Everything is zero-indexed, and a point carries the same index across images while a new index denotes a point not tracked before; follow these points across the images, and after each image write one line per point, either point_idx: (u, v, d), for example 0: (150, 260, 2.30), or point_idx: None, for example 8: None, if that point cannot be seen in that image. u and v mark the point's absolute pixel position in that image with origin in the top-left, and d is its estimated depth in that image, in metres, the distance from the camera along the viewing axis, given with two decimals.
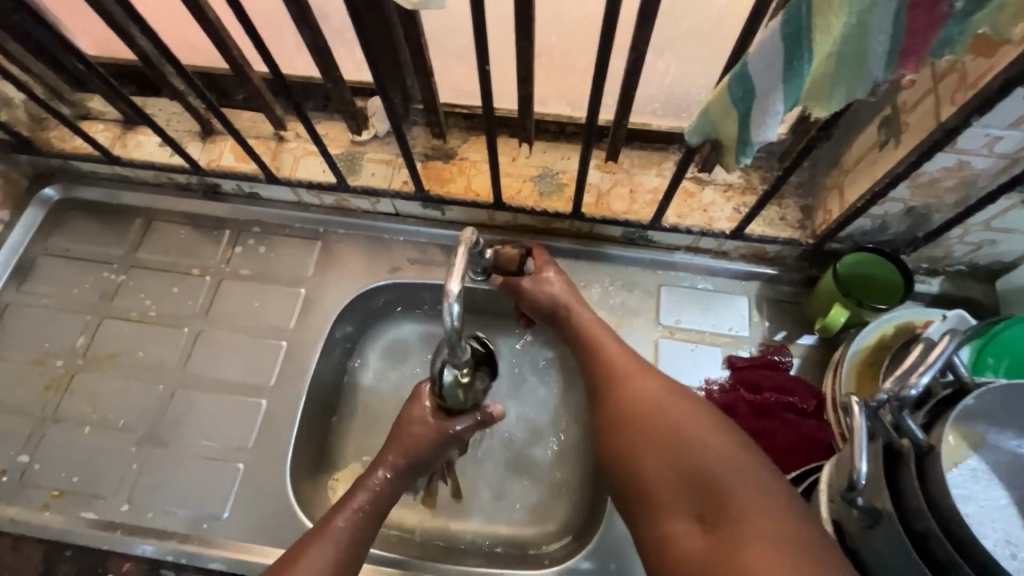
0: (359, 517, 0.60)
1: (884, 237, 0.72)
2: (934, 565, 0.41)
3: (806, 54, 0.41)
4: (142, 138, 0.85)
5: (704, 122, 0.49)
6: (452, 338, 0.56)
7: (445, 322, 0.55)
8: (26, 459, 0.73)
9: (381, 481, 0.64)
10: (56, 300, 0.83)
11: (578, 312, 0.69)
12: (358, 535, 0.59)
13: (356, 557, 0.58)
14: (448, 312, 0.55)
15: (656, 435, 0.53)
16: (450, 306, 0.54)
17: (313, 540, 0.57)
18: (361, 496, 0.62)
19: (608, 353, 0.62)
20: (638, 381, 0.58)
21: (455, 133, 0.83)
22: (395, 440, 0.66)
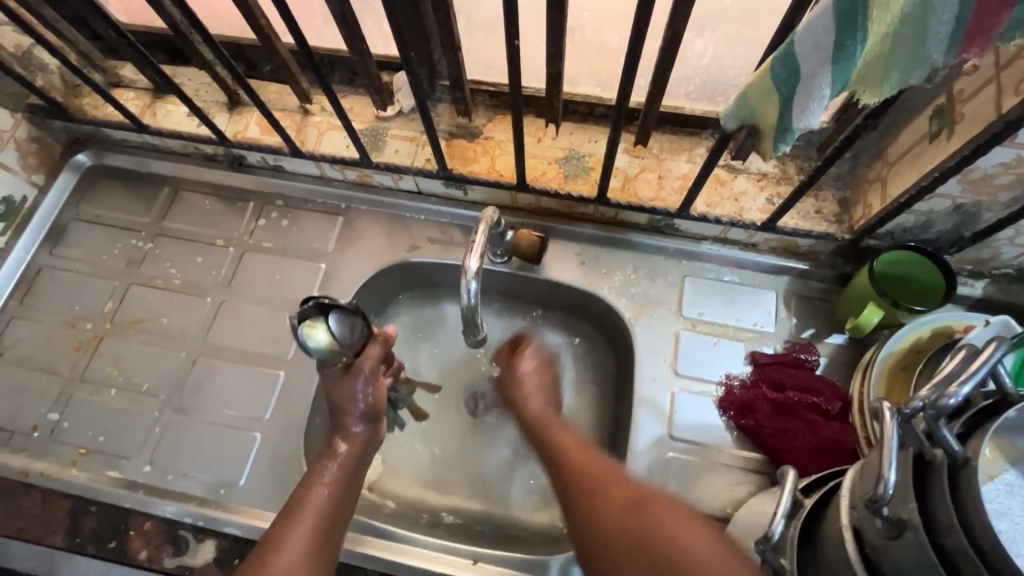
0: (333, 490, 0.61)
1: (927, 235, 0.68)
2: None
3: (860, 34, 0.39)
4: (171, 108, 0.85)
5: (741, 106, 0.47)
6: (468, 313, 0.60)
7: (462, 297, 0.59)
8: (55, 417, 0.75)
9: (346, 453, 0.64)
10: (87, 265, 0.85)
11: (525, 397, 0.70)
12: (337, 507, 0.60)
13: (338, 531, 0.58)
14: (466, 289, 0.58)
15: (618, 512, 0.52)
16: (469, 283, 0.57)
17: (286, 523, 0.56)
18: (329, 471, 0.62)
19: (574, 451, 0.61)
20: (607, 483, 0.55)
21: (480, 111, 0.81)
22: (347, 408, 0.66)
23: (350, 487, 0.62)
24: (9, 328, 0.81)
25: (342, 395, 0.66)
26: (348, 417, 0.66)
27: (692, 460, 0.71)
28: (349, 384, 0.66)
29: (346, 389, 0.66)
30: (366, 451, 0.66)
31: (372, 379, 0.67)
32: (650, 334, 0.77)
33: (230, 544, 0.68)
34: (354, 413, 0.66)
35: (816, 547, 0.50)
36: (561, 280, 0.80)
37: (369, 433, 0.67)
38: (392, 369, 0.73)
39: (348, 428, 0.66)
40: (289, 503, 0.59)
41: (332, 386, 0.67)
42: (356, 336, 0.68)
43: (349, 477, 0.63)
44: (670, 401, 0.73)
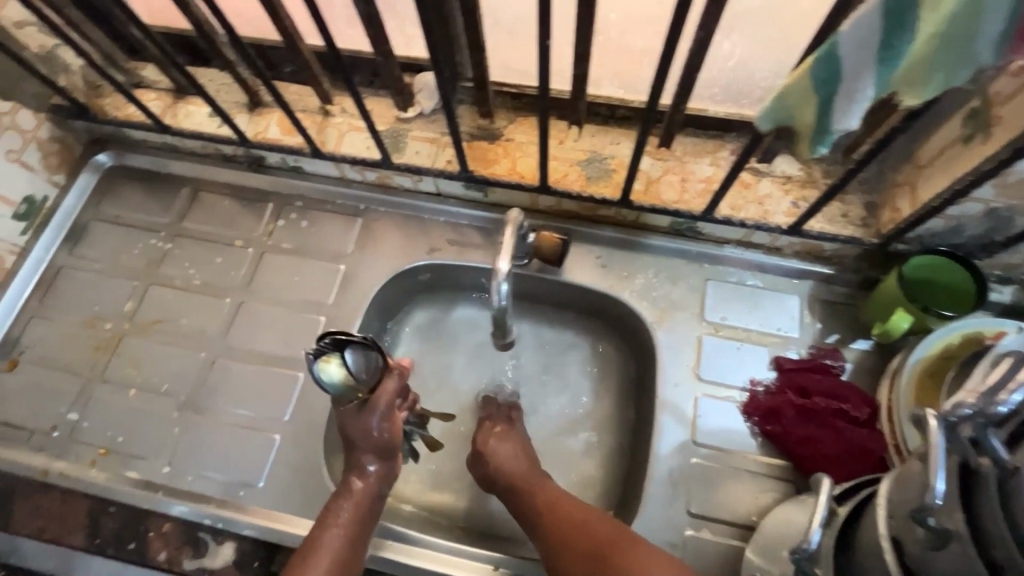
0: (346, 531, 0.61)
1: (957, 240, 0.67)
2: None
3: (908, 34, 0.38)
4: (192, 108, 0.85)
5: (777, 108, 0.46)
6: (499, 314, 0.62)
7: (494, 300, 0.60)
8: (75, 417, 0.75)
9: (361, 491, 0.63)
10: (107, 265, 0.85)
11: (499, 462, 0.70)
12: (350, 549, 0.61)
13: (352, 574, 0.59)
14: (497, 291, 0.59)
15: (599, 548, 0.55)
16: (499, 286, 0.58)
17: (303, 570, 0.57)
18: (345, 512, 0.62)
19: (550, 499, 0.64)
20: (571, 512, 0.61)
21: (501, 113, 0.81)
22: (361, 442, 0.63)
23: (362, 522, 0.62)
24: (30, 327, 0.81)
25: (355, 429, 0.63)
26: (362, 455, 0.64)
27: (715, 466, 0.70)
28: (364, 420, 0.62)
29: (361, 424, 0.62)
30: (379, 493, 0.65)
31: (388, 415, 0.63)
32: (672, 339, 0.76)
33: (249, 546, 0.67)
34: (370, 448, 0.64)
35: (852, 554, 0.49)
36: (581, 283, 0.80)
37: (382, 472, 0.66)
38: (408, 403, 0.68)
39: (364, 465, 0.64)
40: (303, 549, 0.60)
41: (347, 421, 0.63)
42: (373, 372, 0.62)
43: (363, 516, 0.63)
44: (692, 407, 0.72)
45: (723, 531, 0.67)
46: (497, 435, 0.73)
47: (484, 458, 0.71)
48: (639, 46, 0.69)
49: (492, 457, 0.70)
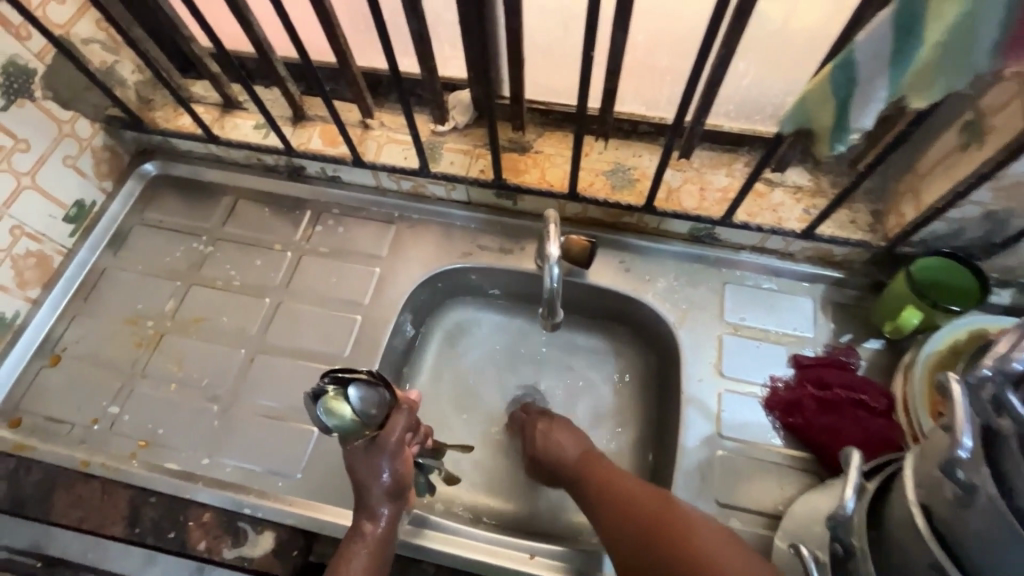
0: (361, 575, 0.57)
1: (959, 242, 0.72)
2: None
3: (917, 42, 0.44)
4: (239, 121, 0.91)
5: (799, 111, 0.52)
6: (550, 295, 0.72)
7: (545, 284, 0.70)
8: (116, 410, 0.77)
9: (373, 535, 0.59)
10: (150, 266, 0.88)
11: (562, 441, 0.72)
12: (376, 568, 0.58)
13: None
14: (549, 276, 0.68)
15: (647, 507, 0.58)
16: (550, 269, 0.67)
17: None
18: (359, 556, 0.58)
19: (597, 472, 0.66)
20: (617, 481, 0.64)
21: (531, 128, 0.87)
22: (368, 487, 0.59)
23: (383, 548, 0.60)
24: (73, 325, 0.84)
25: (361, 468, 0.59)
26: (371, 497, 0.59)
27: (741, 458, 0.72)
28: (374, 461, 0.59)
29: (370, 465, 0.59)
30: (390, 538, 0.61)
31: (398, 453, 0.60)
32: (694, 338, 0.80)
33: (289, 535, 0.68)
34: (380, 492, 0.59)
35: (884, 525, 0.52)
36: (605, 285, 0.84)
37: (395, 514, 0.61)
38: (418, 437, 0.66)
39: (376, 507, 0.60)
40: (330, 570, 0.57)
41: (354, 461, 0.59)
42: (381, 410, 0.59)
43: (379, 561, 0.59)
44: (717, 402, 0.75)
45: (751, 520, 0.69)
46: (547, 427, 0.74)
47: (537, 447, 0.74)
48: (662, 65, 0.75)
49: (546, 445, 0.73)
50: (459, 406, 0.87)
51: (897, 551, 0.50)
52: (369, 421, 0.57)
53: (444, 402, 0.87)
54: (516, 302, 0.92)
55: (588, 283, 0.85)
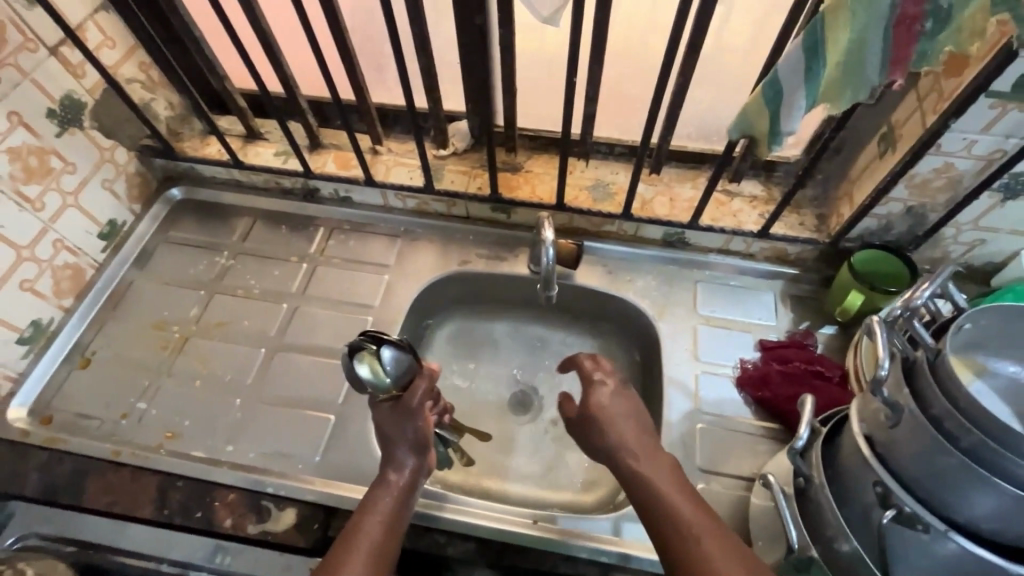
0: (384, 518, 0.64)
1: (890, 237, 0.85)
2: (962, 448, 0.48)
3: (821, 63, 0.56)
4: (261, 149, 1.02)
5: (742, 121, 0.64)
6: (546, 272, 0.81)
7: (542, 262, 0.80)
8: (143, 405, 0.83)
9: (398, 483, 0.67)
10: (175, 279, 0.96)
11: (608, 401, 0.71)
12: (401, 511, 0.65)
13: (399, 536, 0.64)
14: (545, 254, 0.79)
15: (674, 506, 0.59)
16: (547, 250, 0.78)
17: (362, 518, 0.63)
18: (385, 503, 0.65)
19: (635, 440, 0.67)
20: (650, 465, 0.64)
21: (522, 151, 0.99)
22: (396, 440, 0.69)
23: (407, 493, 0.67)
24: (102, 331, 0.91)
25: (389, 424, 0.69)
26: (399, 449, 0.68)
27: (719, 429, 0.80)
28: (398, 418, 0.69)
29: (395, 419, 0.69)
30: (416, 483, 0.68)
31: (420, 413, 0.69)
32: (673, 328, 0.90)
33: (310, 511, 0.74)
34: (404, 443, 0.68)
35: (835, 459, 0.61)
36: (591, 285, 0.94)
37: (418, 466, 0.69)
38: (440, 407, 0.78)
39: (402, 458, 0.68)
40: (360, 509, 0.65)
41: (384, 418, 0.70)
42: (405, 371, 0.72)
43: (403, 505, 0.66)
44: (695, 382, 0.84)
45: (731, 483, 0.76)
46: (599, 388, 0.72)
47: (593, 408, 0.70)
48: (634, 95, 0.88)
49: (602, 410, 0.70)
50: (462, 400, 0.95)
51: (847, 479, 0.59)
52: (395, 382, 0.72)
53: (448, 396, 0.95)
54: (512, 307, 1.01)
55: (576, 285, 0.95)
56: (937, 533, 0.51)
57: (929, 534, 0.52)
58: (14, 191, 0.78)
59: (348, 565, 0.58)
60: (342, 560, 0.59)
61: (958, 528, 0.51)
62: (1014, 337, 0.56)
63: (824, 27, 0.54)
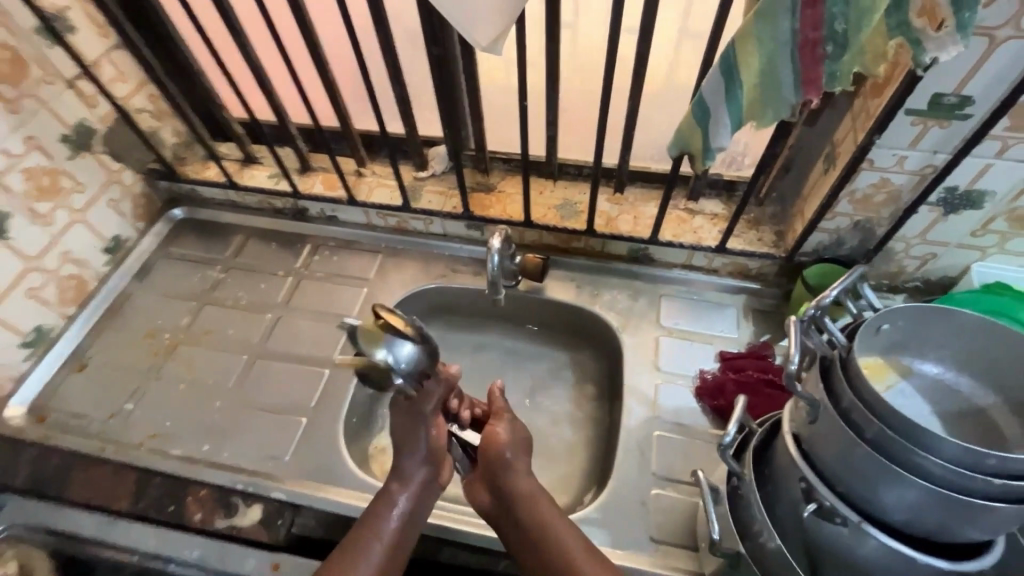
0: (389, 538, 0.67)
1: (844, 252, 0.87)
2: (870, 439, 0.50)
3: (738, 83, 0.61)
4: (256, 172, 1.10)
5: (679, 138, 0.69)
6: (493, 277, 0.86)
7: (489, 267, 0.85)
8: (130, 406, 0.88)
9: (404, 497, 0.69)
10: (170, 290, 1.03)
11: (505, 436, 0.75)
12: (407, 529, 0.68)
13: (403, 552, 0.67)
14: (492, 260, 0.84)
15: (538, 514, 0.67)
16: (493, 257, 0.84)
17: (366, 536, 0.66)
18: (391, 522, 0.67)
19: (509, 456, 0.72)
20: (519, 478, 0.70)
21: (496, 173, 1.05)
22: (407, 448, 0.71)
23: (414, 509, 0.69)
24: (100, 338, 0.97)
25: (405, 429, 0.72)
26: (409, 460, 0.71)
27: (676, 438, 0.82)
28: (414, 427, 0.71)
29: (409, 423, 0.72)
30: (429, 493, 0.71)
31: (434, 419, 0.73)
32: (635, 339, 0.93)
33: (276, 507, 0.77)
34: (415, 456, 0.71)
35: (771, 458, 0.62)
36: (559, 299, 0.98)
37: (429, 475, 0.72)
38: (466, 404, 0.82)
39: (416, 469, 0.71)
40: (363, 523, 0.68)
41: (400, 419, 0.73)
42: (413, 365, 0.69)
43: (408, 523, 0.68)
44: (654, 390, 0.87)
45: (685, 489, 0.78)
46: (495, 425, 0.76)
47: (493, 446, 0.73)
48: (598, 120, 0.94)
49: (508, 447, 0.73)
50: None
51: (776, 477, 0.60)
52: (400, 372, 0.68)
53: None
54: (485, 321, 1.06)
55: (545, 298, 0.99)
56: (854, 526, 0.52)
57: (847, 527, 0.53)
58: (26, 207, 0.87)
59: None
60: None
61: (877, 523, 0.52)
62: (944, 340, 0.57)
63: (737, 54, 0.60)
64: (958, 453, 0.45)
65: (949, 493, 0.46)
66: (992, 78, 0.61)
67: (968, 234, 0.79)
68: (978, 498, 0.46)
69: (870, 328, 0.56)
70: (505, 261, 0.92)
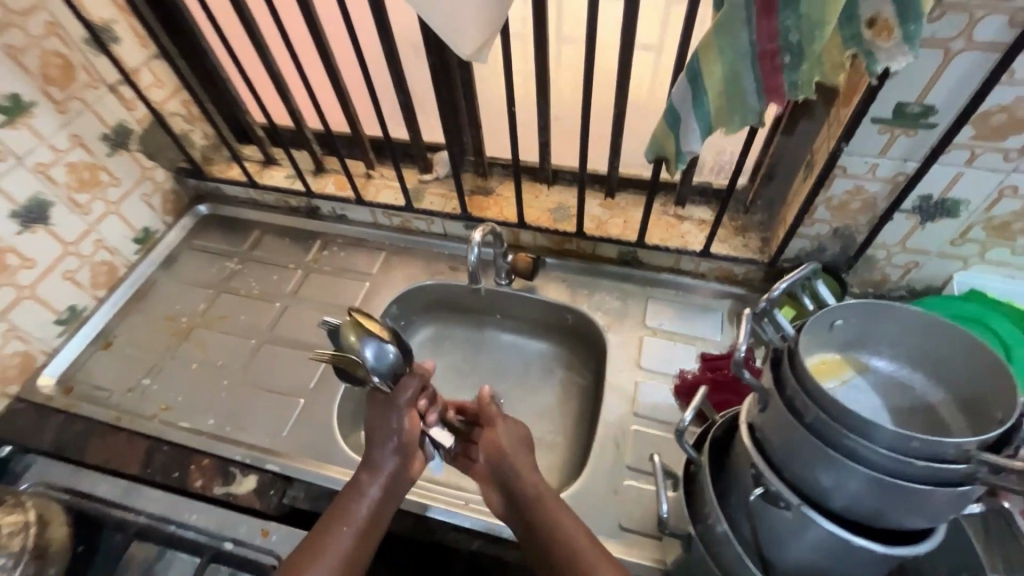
0: (357, 526, 0.69)
1: (826, 259, 0.89)
2: (808, 425, 0.52)
3: (704, 90, 0.65)
4: (275, 172, 1.18)
5: (653, 143, 0.73)
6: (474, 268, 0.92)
7: (471, 258, 0.90)
8: (147, 382, 0.96)
9: (373, 487, 0.72)
10: (191, 279, 1.12)
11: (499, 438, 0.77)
12: (376, 519, 0.70)
13: (372, 543, 0.69)
14: (473, 252, 0.89)
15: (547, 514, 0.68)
16: (473, 249, 0.89)
17: (336, 524, 0.68)
18: (360, 510, 0.70)
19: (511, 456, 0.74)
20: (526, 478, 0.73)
21: (495, 177, 1.11)
22: (378, 438, 0.75)
23: (382, 500, 0.72)
24: (125, 319, 1.06)
25: (378, 419, 0.77)
26: (379, 450, 0.74)
27: (653, 432, 0.85)
28: (385, 415, 0.77)
29: (384, 412, 0.77)
30: (399, 486, 0.74)
31: (406, 410, 0.77)
32: (619, 338, 0.96)
33: (269, 478, 0.83)
34: (385, 447, 0.74)
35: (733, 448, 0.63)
36: (549, 298, 1.03)
37: (398, 468, 0.74)
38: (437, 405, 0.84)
39: (383, 459, 0.74)
40: (333, 512, 0.70)
41: (374, 409, 0.79)
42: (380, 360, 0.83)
43: (377, 513, 0.71)
44: (634, 387, 0.90)
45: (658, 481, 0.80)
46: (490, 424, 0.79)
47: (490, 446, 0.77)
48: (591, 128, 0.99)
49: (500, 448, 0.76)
50: None
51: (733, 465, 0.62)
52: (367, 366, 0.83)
53: None
54: (480, 320, 1.11)
55: (536, 296, 1.03)
56: (796, 509, 0.54)
57: (791, 511, 0.55)
58: (67, 197, 0.96)
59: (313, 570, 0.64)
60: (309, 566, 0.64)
61: (820, 507, 0.54)
62: (900, 339, 0.59)
63: (702, 64, 0.64)
64: (891, 439, 0.47)
65: (878, 475, 0.48)
66: (953, 88, 0.63)
67: (947, 242, 0.80)
68: (911, 482, 0.47)
69: (820, 322, 0.58)
70: (498, 258, 1.00)
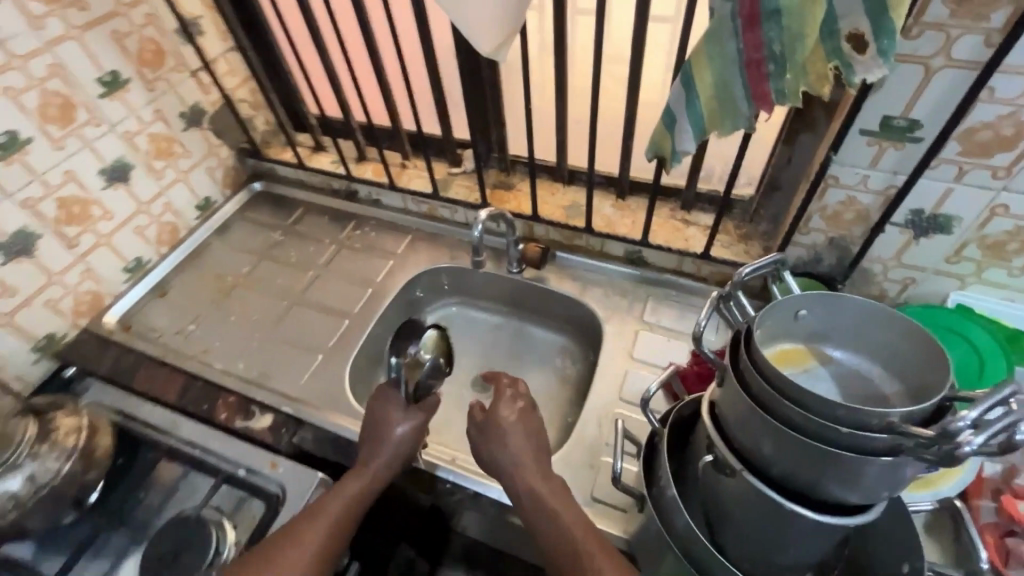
0: (342, 509, 0.75)
1: (823, 269, 0.91)
2: (754, 397, 0.56)
3: (695, 94, 0.68)
4: (322, 157, 1.32)
5: (651, 144, 0.77)
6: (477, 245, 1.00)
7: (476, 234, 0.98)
8: (192, 327, 1.09)
9: (364, 478, 0.78)
10: (240, 244, 1.25)
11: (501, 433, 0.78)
12: (359, 507, 0.76)
13: (351, 527, 0.75)
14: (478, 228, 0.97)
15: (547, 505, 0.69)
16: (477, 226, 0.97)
17: (324, 503, 0.75)
18: (347, 494, 0.76)
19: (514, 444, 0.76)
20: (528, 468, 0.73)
21: (518, 174, 1.19)
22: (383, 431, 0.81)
23: (370, 491, 0.78)
24: (181, 274, 1.21)
25: (388, 416, 0.82)
26: (381, 446, 0.80)
27: (636, 417, 0.89)
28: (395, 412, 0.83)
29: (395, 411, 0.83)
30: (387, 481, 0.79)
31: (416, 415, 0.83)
32: (617, 330, 1.01)
33: (283, 419, 0.93)
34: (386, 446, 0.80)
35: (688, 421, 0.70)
36: (556, 288, 1.09)
37: (391, 466, 0.80)
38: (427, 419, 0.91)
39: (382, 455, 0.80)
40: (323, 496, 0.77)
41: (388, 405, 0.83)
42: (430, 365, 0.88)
43: (362, 500, 0.77)
44: (624, 375, 0.94)
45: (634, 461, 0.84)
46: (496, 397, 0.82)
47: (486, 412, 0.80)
48: (607, 133, 1.06)
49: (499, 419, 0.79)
50: None
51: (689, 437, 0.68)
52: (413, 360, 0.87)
53: None
54: (492, 306, 1.19)
55: (544, 286, 1.10)
56: (738, 474, 0.58)
57: (734, 478, 0.59)
58: (146, 163, 1.12)
59: (296, 537, 0.70)
60: (292, 536, 0.71)
61: (760, 474, 0.58)
62: (861, 333, 0.62)
63: (694, 72, 0.66)
64: (821, 406, 0.50)
65: (800, 437, 0.51)
66: (937, 104, 0.66)
67: (943, 259, 0.81)
68: (835, 448, 0.50)
69: (786, 309, 0.62)
70: (510, 246, 1.06)
